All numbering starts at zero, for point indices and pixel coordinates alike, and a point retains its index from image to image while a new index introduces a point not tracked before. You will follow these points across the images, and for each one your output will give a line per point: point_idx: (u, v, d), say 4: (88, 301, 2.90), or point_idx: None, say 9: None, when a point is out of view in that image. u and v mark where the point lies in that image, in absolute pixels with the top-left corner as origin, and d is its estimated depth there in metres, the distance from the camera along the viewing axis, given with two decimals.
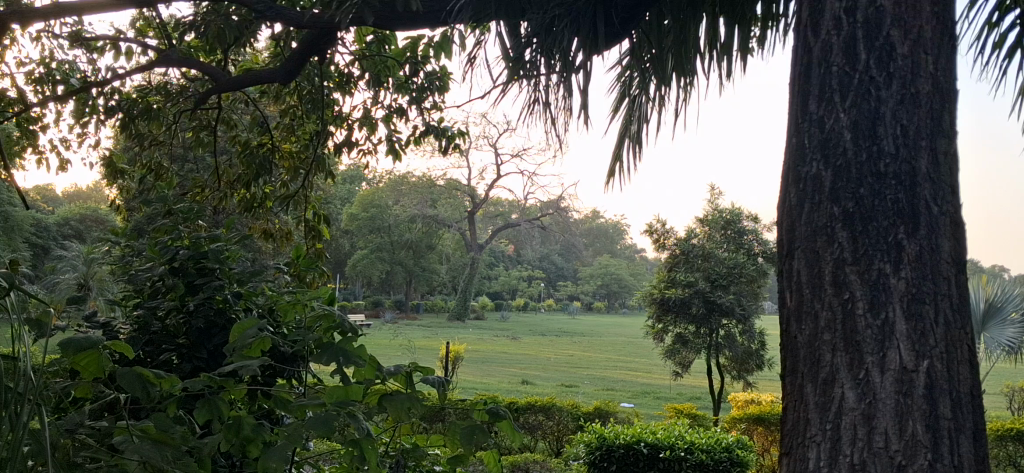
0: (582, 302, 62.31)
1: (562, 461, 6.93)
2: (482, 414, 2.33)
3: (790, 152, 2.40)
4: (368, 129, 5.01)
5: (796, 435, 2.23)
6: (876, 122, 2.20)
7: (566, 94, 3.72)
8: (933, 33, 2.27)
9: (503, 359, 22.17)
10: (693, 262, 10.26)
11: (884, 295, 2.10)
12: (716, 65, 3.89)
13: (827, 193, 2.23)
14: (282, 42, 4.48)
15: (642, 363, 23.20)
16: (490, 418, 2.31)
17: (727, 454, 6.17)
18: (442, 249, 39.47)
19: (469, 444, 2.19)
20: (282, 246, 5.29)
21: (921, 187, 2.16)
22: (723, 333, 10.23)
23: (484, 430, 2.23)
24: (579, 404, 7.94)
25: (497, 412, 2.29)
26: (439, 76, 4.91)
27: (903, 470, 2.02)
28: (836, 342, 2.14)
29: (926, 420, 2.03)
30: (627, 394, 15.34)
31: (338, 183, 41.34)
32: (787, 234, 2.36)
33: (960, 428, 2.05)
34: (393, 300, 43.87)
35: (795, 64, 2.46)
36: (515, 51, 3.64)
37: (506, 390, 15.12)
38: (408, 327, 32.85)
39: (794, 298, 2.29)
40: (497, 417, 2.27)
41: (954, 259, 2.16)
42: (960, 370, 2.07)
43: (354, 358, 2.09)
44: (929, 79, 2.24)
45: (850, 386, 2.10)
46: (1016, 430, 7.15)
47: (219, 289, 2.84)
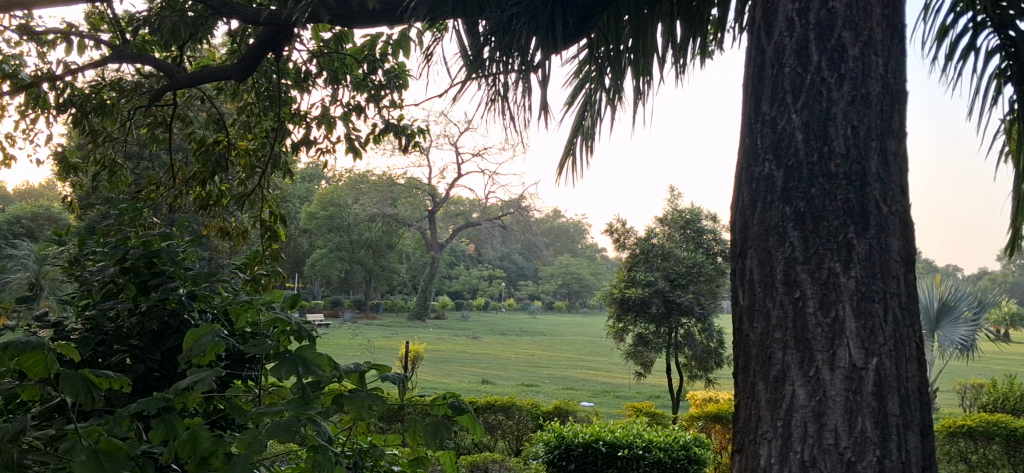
0: (545, 302, 62.37)
1: (522, 461, 6.92)
2: (442, 408, 2.31)
3: (743, 152, 2.42)
4: (326, 127, 4.99)
5: (747, 432, 2.25)
6: (827, 123, 2.23)
7: (525, 93, 3.74)
8: (884, 34, 2.31)
9: (464, 359, 22.07)
10: (653, 262, 10.33)
11: (834, 294, 2.12)
12: (674, 65, 3.91)
13: (779, 193, 2.25)
14: (238, 39, 4.46)
15: (603, 363, 23.27)
16: (451, 412, 2.29)
17: (684, 452, 6.22)
18: (403, 249, 39.32)
19: (435, 440, 2.16)
20: (239, 245, 5.26)
21: (871, 187, 2.19)
22: (683, 333, 10.37)
23: (447, 425, 2.22)
24: (539, 404, 7.97)
25: (458, 406, 2.27)
26: (398, 74, 4.90)
27: (852, 466, 2.04)
28: (787, 340, 2.16)
29: (875, 418, 2.06)
30: (588, 394, 15.36)
31: (298, 182, 40.98)
32: (740, 234, 2.37)
33: (908, 425, 2.08)
34: (353, 299, 43.59)
35: (749, 64, 2.48)
36: (474, 50, 3.64)
37: (465, 390, 15.06)
38: (370, 327, 32.67)
39: (746, 297, 2.30)
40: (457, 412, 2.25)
41: (903, 258, 2.19)
42: (908, 368, 2.11)
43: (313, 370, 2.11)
44: (879, 81, 2.27)
45: (800, 383, 2.12)
46: (967, 426, 7.28)
47: (174, 289, 2.78)
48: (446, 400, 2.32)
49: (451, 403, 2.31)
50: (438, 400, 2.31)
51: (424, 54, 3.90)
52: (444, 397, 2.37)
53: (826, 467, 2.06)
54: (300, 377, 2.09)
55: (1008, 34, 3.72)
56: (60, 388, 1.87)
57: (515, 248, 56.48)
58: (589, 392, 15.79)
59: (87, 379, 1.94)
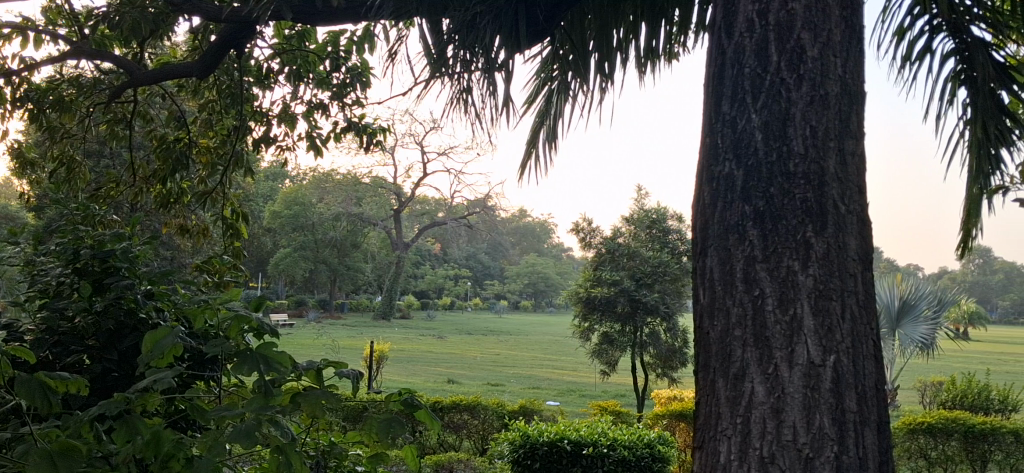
0: (512, 302, 62.38)
1: (486, 461, 6.92)
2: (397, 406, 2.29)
3: (705, 152, 2.43)
4: (289, 125, 4.96)
5: (708, 428, 2.25)
6: (786, 123, 2.24)
7: (488, 92, 3.75)
8: (842, 35, 2.33)
9: (431, 359, 22.01)
10: (619, 261, 10.39)
11: (792, 291, 2.14)
12: (637, 65, 3.94)
13: (738, 192, 2.26)
14: (201, 36, 4.43)
15: (568, 362, 23.34)
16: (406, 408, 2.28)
17: (648, 451, 6.25)
18: (368, 249, 39.16)
19: (387, 435, 2.15)
20: (200, 243, 5.21)
21: (829, 186, 2.21)
22: (648, 331, 10.40)
23: (401, 420, 2.21)
24: (504, 403, 7.97)
25: (412, 401, 2.26)
26: (361, 71, 4.90)
27: (810, 462, 2.04)
28: (746, 337, 2.17)
29: (832, 413, 2.07)
30: (554, 393, 15.38)
31: (263, 181, 40.72)
32: (701, 233, 2.38)
33: (865, 421, 2.09)
34: (319, 299, 43.31)
35: (710, 65, 2.49)
36: (437, 48, 3.64)
37: (429, 390, 15.02)
38: (335, 327, 32.48)
39: (706, 295, 2.30)
40: (411, 407, 2.24)
41: (860, 256, 2.21)
42: (865, 364, 2.13)
43: (276, 366, 2.08)
44: (838, 81, 2.29)
45: (760, 380, 2.13)
46: (926, 422, 7.37)
47: (129, 288, 2.75)
48: (401, 396, 2.30)
49: (406, 399, 2.29)
50: (393, 396, 2.28)
51: (388, 53, 3.89)
52: (400, 393, 2.35)
53: (784, 463, 2.06)
54: (262, 374, 2.06)
55: (962, 38, 3.78)
56: (16, 393, 1.85)
57: (482, 247, 56.42)
58: (554, 391, 15.80)
59: (43, 384, 1.91)
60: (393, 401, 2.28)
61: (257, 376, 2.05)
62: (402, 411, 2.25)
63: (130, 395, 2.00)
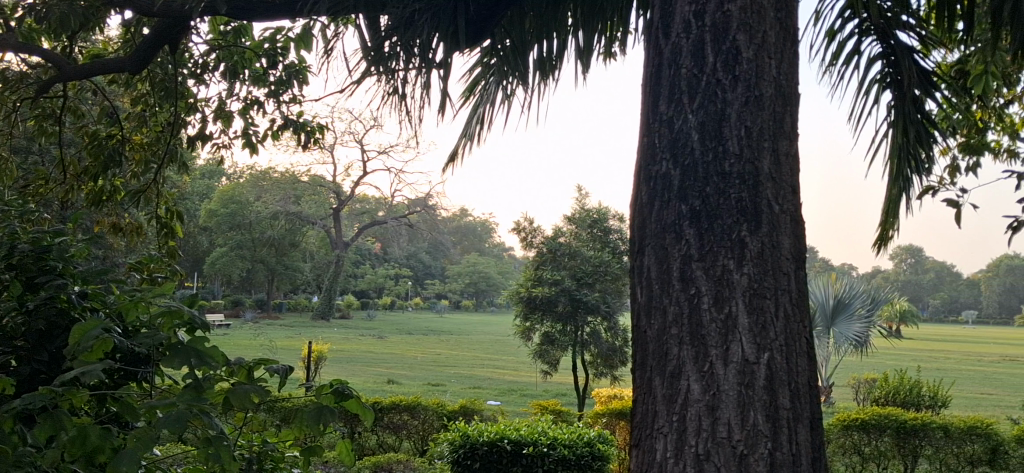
0: (453, 302, 62.25)
1: (427, 461, 6.90)
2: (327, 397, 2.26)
3: (641, 151, 2.37)
4: (224, 122, 4.89)
5: (644, 427, 2.18)
6: (721, 122, 2.19)
7: (426, 90, 3.72)
8: (776, 37, 2.28)
9: (369, 359, 21.87)
10: (560, 260, 10.42)
11: (727, 290, 2.09)
12: (577, 65, 3.94)
13: (675, 191, 2.20)
14: (133, 29, 4.34)
15: (508, 362, 23.36)
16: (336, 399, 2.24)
17: (589, 449, 6.30)
18: (307, 248, 38.81)
19: (317, 422, 2.12)
20: (132, 241, 5.09)
21: (763, 186, 2.16)
22: (589, 330, 10.45)
23: (332, 408, 2.18)
24: (445, 404, 7.93)
25: (343, 391, 2.23)
26: (298, 69, 4.85)
27: (745, 459, 1.99)
28: (682, 336, 2.11)
29: (766, 410, 2.02)
30: (494, 393, 15.42)
31: (198, 179, 40.12)
32: (638, 231, 2.32)
33: (798, 417, 2.06)
34: (257, 299, 42.80)
35: (647, 65, 2.43)
36: (375, 44, 3.61)
37: (369, 390, 14.96)
38: (273, 327, 32.10)
39: (643, 293, 2.24)
40: (342, 396, 2.21)
41: (794, 256, 2.17)
42: (798, 362, 2.09)
43: (209, 360, 2.04)
44: (772, 83, 2.24)
45: (695, 378, 2.07)
46: (861, 419, 7.52)
47: (63, 287, 2.60)
48: (332, 386, 2.27)
49: (337, 390, 2.25)
50: (324, 387, 2.25)
51: (325, 48, 3.85)
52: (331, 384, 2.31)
53: (720, 461, 2.00)
54: (194, 368, 2.01)
55: (889, 43, 3.87)
56: None
57: (423, 246, 56.23)
58: (495, 391, 15.83)
59: None
60: (324, 393, 2.24)
61: (188, 371, 2.00)
62: (333, 402, 2.22)
63: (57, 387, 1.93)
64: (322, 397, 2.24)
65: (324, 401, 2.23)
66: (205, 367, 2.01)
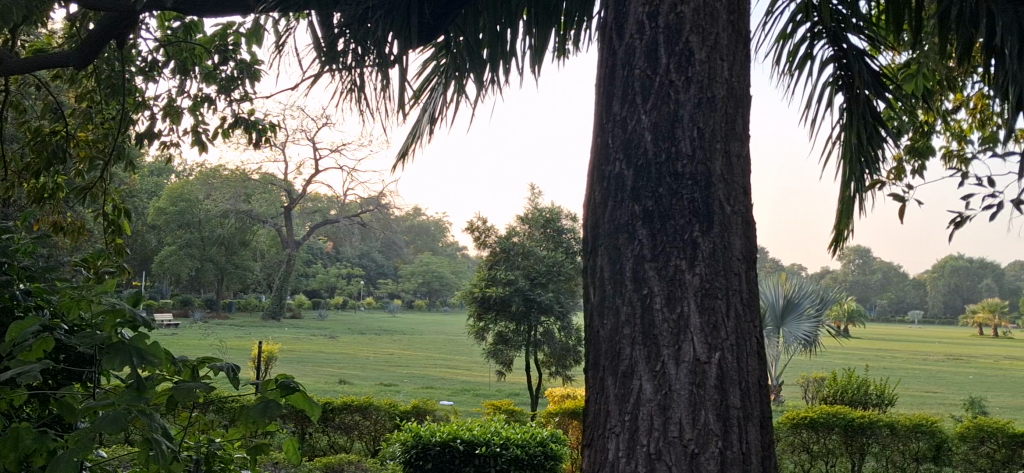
0: (405, 301, 61.96)
1: (378, 461, 6.84)
2: (271, 391, 2.25)
3: (595, 152, 2.37)
4: (173, 119, 4.81)
5: (597, 427, 2.18)
6: (674, 123, 2.19)
7: (380, 88, 3.69)
8: (728, 40, 2.30)
9: (319, 359, 21.69)
10: (513, 260, 10.42)
11: (679, 290, 2.09)
12: (532, 66, 3.94)
13: (628, 192, 2.20)
14: (78, 23, 4.25)
15: (460, 362, 23.30)
16: (283, 394, 2.24)
17: (541, 449, 6.33)
18: (257, 246, 38.40)
19: (262, 416, 2.10)
20: (75, 240, 4.99)
21: (715, 187, 2.16)
22: (542, 330, 10.48)
23: (278, 403, 2.16)
24: (396, 404, 7.90)
25: (288, 385, 2.23)
26: (249, 66, 4.79)
27: (695, 458, 2.00)
28: (635, 336, 2.12)
29: (717, 410, 2.03)
30: (447, 392, 15.41)
31: (145, 176, 39.49)
32: (591, 231, 2.31)
33: (748, 417, 2.07)
34: (206, 299, 42.23)
35: (601, 66, 2.42)
36: (327, 41, 3.57)
37: (320, 390, 14.83)
38: (222, 327, 31.69)
39: (596, 294, 2.24)
40: (288, 390, 2.20)
41: (744, 256, 2.19)
42: (748, 361, 2.11)
43: (149, 358, 2.01)
44: (724, 85, 2.25)
45: (647, 378, 2.07)
46: (810, 417, 7.64)
47: (6, 285, 2.51)
48: (276, 381, 2.26)
49: (283, 384, 2.24)
50: (269, 383, 2.23)
51: (277, 44, 3.80)
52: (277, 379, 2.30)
53: (671, 460, 2.01)
54: (134, 366, 1.98)
55: (841, 46, 3.93)
56: None
57: (376, 245, 55.89)
58: (447, 391, 15.79)
59: None
60: (270, 388, 2.23)
61: (129, 368, 1.97)
62: (279, 397, 2.21)
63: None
64: (268, 392, 2.23)
65: (269, 396, 2.22)
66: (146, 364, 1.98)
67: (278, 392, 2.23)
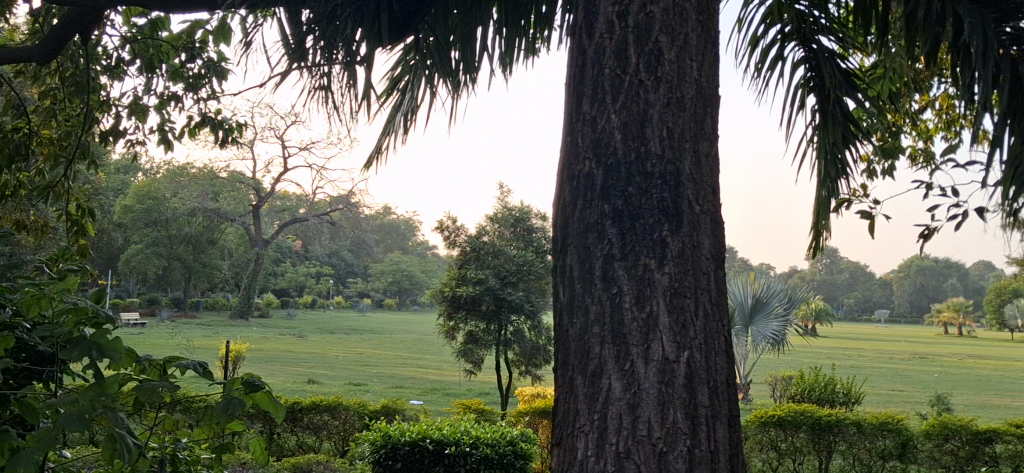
0: (374, 300, 61.71)
1: (347, 461, 6.79)
2: (236, 388, 2.22)
3: (565, 152, 2.36)
4: (139, 117, 4.75)
5: (566, 425, 2.18)
6: (643, 123, 2.19)
7: (349, 85, 3.67)
8: (697, 40, 2.30)
9: (286, 358, 21.56)
10: (484, 260, 10.40)
11: (648, 290, 2.09)
12: (503, 65, 3.94)
13: (598, 191, 2.20)
14: (41, 19, 4.19)
15: (430, 361, 23.23)
16: (247, 392, 2.21)
17: (512, 448, 6.34)
18: (225, 244, 38.08)
19: (225, 414, 2.07)
20: (38, 239, 4.92)
21: (684, 187, 2.17)
22: (512, 329, 10.47)
23: (242, 401, 2.14)
24: (365, 403, 7.86)
25: (252, 383, 2.20)
26: (217, 64, 4.75)
27: (664, 456, 2.00)
28: (604, 335, 2.12)
29: (685, 409, 2.04)
30: (416, 392, 15.36)
31: (111, 174, 39.04)
32: (561, 230, 2.31)
33: (716, 415, 2.08)
34: (173, 298, 41.82)
35: (571, 65, 2.42)
36: (296, 38, 3.55)
37: (289, 390, 14.73)
38: (189, 327, 31.38)
39: (566, 292, 2.24)
40: (252, 388, 2.18)
41: (713, 255, 2.20)
42: (717, 360, 2.11)
43: (110, 353, 1.98)
44: (693, 85, 2.26)
45: (616, 377, 2.07)
46: (777, 415, 7.67)
47: None
48: (241, 379, 2.23)
49: (247, 382, 2.22)
50: (233, 381, 2.21)
51: (244, 41, 3.77)
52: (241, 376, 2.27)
53: (640, 459, 2.01)
54: (94, 360, 1.95)
55: (811, 47, 3.96)
56: None
57: (345, 244, 55.60)
58: (416, 390, 15.75)
59: None
60: (235, 386, 2.21)
61: (88, 363, 1.95)
62: (243, 394, 2.19)
63: None
64: (232, 391, 2.20)
65: (233, 394, 2.20)
66: (107, 360, 1.96)
67: (242, 391, 2.21)
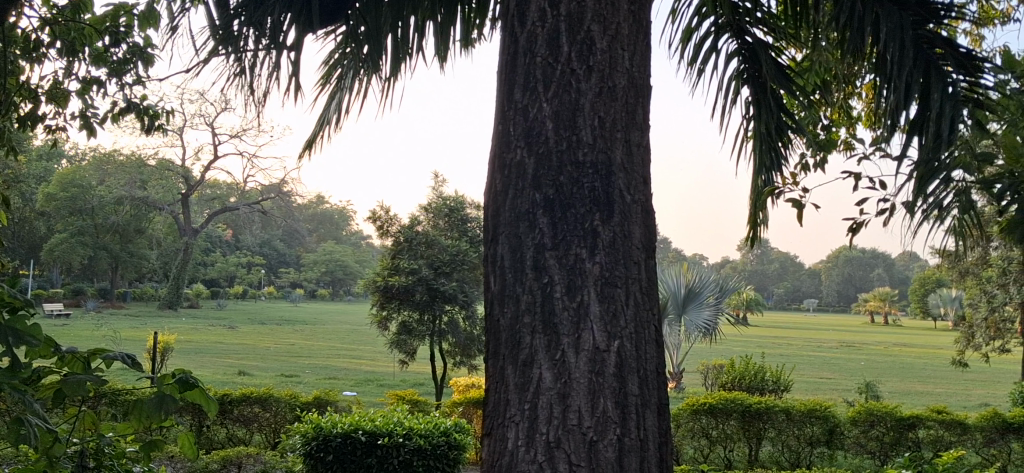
0: (308, 290, 61.04)
1: (278, 453, 6.67)
2: (168, 385, 2.18)
3: (495, 140, 2.33)
4: (59, 102, 4.61)
5: (496, 415, 2.16)
6: (575, 112, 2.18)
7: (277, 71, 3.61)
8: (629, 30, 2.30)
9: (216, 350, 21.20)
10: (416, 249, 10.35)
11: (579, 279, 2.09)
12: (438, 53, 3.91)
13: (529, 180, 2.18)
14: None
15: (363, 351, 23.08)
16: (178, 390, 2.17)
17: (444, 438, 6.37)
18: (153, 234, 37.26)
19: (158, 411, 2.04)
20: None
21: (616, 176, 2.17)
22: (446, 319, 10.43)
23: (174, 398, 2.11)
24: (296, 395, 7.81)
25: (186, 381, 2.16)
26: (143, 49, 4.63)
27: (594, 445, 2.01)
28: (535, 325, 2.10)
29: (615, 397, 2.04)
30: (349, 383, 15.23)
31: (34, 161, 37.93)
32: (492, 220, 2.28)
33: (646, 404, 2.09)
34: (99, 288, 40.83)
35: (503, 53, 2.39)
36: (222, 21, 3.48)
37: (218, 382, 14.49)
38: (115, 318, 30.62)
39: (496, 282, 2.22)
40: (185, 385, 2.14)
41: (644, 244, 2.20)
42: (647, 349, 2.13)
43: (31, 340, 1.92)
44: (625, 75, 2.25)
45: (547, 366, 2.06)
46: (709, 403, 7.77)
47: None
48: (174, 376, 2.19)
49: (180, 379, 2.18)
50: (165, 377, 2.17)
51: (170, 26, 3.68)
52: (173, 374, 2.23)
53: (570, 449, 2.01)
54: (11, 347, 1.89)
55: (744, 39, 3.99)
56: None
57: (278, 233, 54.87)
58: (350, 381, 15.65)
59: None
60: (166, 384, 2.17)
61: (6, 349, 1.88)
62: (176, 392, 2.15)
63: None
64: (164, 387, 2.16)
65: (165, 391, 2.16)
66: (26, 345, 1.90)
67: (174, 387, 2.17)
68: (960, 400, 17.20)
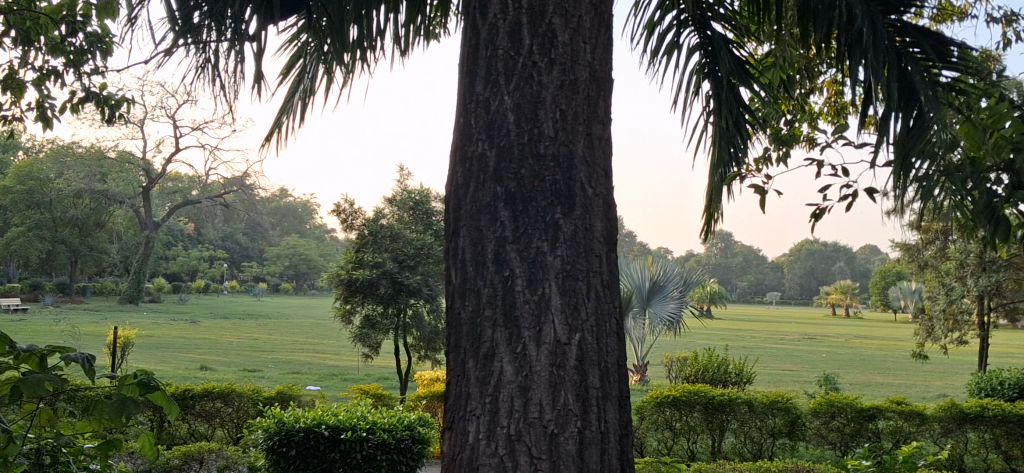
0: (273, 285, 60.60)
1: (240, 449, 6.62)
2: (129, 387, 2.15)
3: (456, 132, 2.32)
4: (15, 93, 4.53)
5: (456, 409, 2.15)
6: (537, 106, 2.17)
7: (239, 63, 3.57)
8: (590, 23, 2.29)
9: (179, 344, 21.02)
10: (381, 243, 10.31)
11: (540, 272, 2.08)
12: (402, 45, 3.90)
13: (490, 173, 2.17)
14: None
15: (327, 346, 22.98)
16: (139, 392, 2.14)
17: (409, 432, 6.38)
18: (114, 227, 36.77)
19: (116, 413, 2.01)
20: None
21: (577, 170, 2.17)
22: (411, 312, 10.41)
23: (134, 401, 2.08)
24: (259, 389, 7.75)
25: (148, 384, 2.13)
26: (101, 39, 4.57)
27: (555, 438, 2.01)
28: (496, 318, 2.09)
29: (576, 390, 2.05)
30: (313, 378, 15.15)
31: None
32: (453, 213, 2.26)
33: (607, 396, 2.10)
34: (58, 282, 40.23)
35: (463, 45, 2.37)
36: (182, 13, 3.43)
37: (179, 377, 14.34)
38: (74, 313, 30.16)
39: (457, 275, 2.20)
40: (146, 388, 2.11)
41: (605, 238, 2.20)
42: (607, 342, 2.13)
43: None
44: (586, 67, 2.25)
45: (508, 360, 2.06)
46: (673, 396, 7.81)
47: None
48: (135, 378, 2.16)
49: (141, 381, 2.14)
50: (127, 379, 2.13)
51: (128, 18, 3.62)
52: (135, 375, 2.19)
53: (531, 441, 2.01)
54: None
55: (706, 33, 4.00)
56: None
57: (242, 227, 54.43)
58: (314, 376, 15.57)
59: None
60: (127, 385, 2.13)
61: None
62: (136, 394, 2.12)
63: None
64: (124, 388, 2.13)
65: (126, 393, 2.12)
66: None
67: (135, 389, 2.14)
68: (918, 391, 17.47)
